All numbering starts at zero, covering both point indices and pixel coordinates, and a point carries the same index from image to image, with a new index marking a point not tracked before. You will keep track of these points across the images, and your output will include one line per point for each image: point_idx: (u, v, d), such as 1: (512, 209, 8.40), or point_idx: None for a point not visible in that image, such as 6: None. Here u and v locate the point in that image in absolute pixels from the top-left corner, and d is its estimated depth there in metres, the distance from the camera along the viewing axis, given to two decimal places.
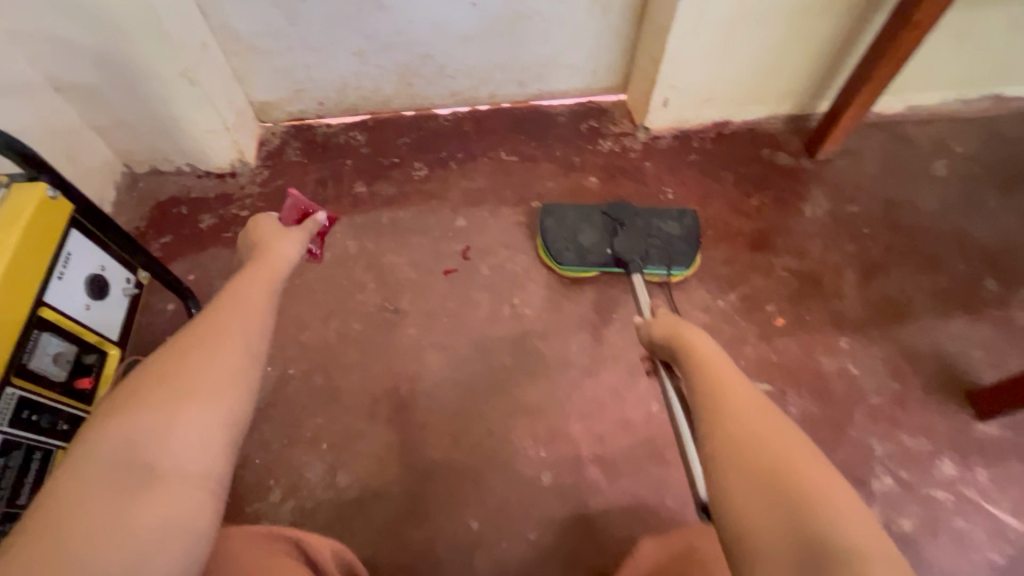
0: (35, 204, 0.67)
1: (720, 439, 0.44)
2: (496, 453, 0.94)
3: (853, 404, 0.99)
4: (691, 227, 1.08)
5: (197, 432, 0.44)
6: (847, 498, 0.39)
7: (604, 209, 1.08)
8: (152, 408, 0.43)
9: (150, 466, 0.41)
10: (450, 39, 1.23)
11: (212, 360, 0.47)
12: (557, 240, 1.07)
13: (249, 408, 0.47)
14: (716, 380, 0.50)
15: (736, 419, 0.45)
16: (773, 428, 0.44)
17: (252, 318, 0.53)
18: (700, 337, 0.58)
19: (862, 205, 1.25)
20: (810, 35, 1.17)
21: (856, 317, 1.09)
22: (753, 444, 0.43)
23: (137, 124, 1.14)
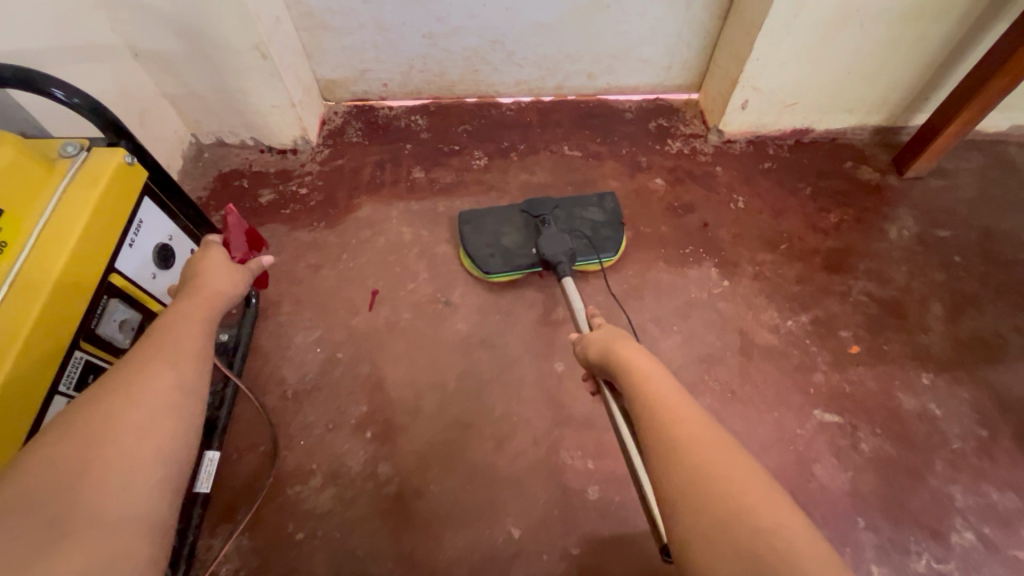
0: (114, 170, 0.66)
1: (660, 444, 0.49)
2: (542, 461, 0.91)
3: (934, 449, 0.91)
4: (613, 210, 1.08)
5: (121, 478, 0.45)
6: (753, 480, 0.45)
7: (522, 208, 1.05)
8: (70, 456, 0.44)
9: (70, 512, 0.42)
10: (522, 26, 1.18)
11: (133, 406, 0.49)
12: (481, 247, 1.03)
13: (175, 452, 0.50)
14: (653, 396, 0.54)
15: (672, 423, 0.50)
16: (727, 469, 0.45)
17: (177, 358, 0.56)
18: (633, 352, 0.62)
19: (955, 231, 1.15)
20: (917, 41, 1.07)
21: (941, 353, 1.00)
22: (689, 449, 0.47)
23: (207, 94, 1.15)
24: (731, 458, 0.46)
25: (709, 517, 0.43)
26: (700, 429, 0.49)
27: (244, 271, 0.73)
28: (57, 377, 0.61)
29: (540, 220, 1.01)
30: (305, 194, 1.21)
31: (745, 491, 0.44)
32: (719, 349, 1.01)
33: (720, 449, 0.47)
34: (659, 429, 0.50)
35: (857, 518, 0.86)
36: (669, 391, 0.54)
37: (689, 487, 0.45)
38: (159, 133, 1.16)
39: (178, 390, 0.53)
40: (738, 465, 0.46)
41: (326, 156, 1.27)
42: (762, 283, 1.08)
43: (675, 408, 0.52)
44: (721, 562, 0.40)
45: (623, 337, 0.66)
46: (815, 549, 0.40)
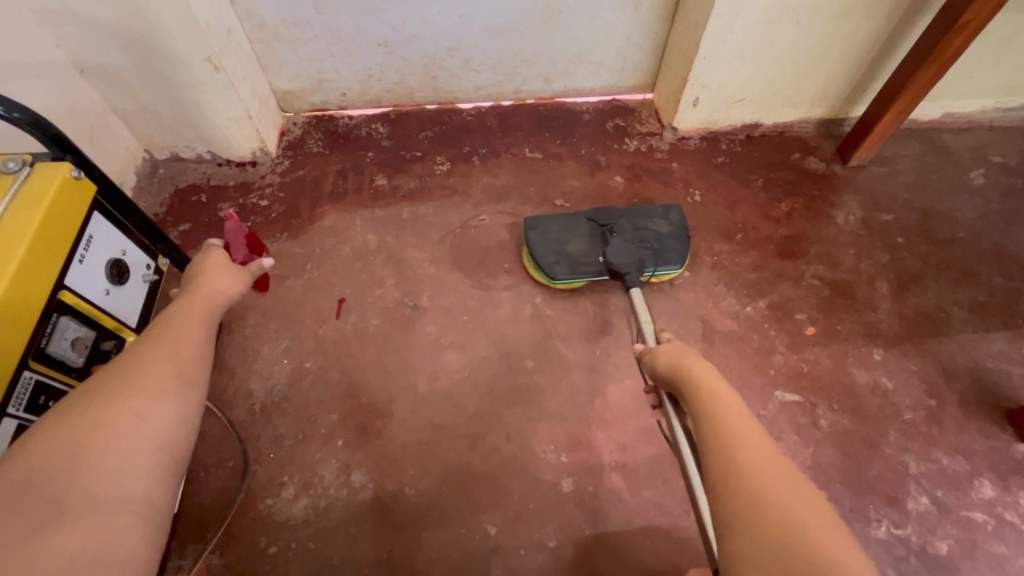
0: (59, 184, 0.65)
1: (729, 462, 0.50)
2: (517, 457, 0.92)
3: (887, 420, 0.96)
4: (678, 223, 1.08)
5: (121, 458, 0.44)
6: (829, 524, 0.43)
7: (589, 216, 1.06)
8: (68, 437, 0.44)
9: (70, 491, 0.41)
10: (477, 32, 1.21)
11: (133, 395, 0.49)
12: (546, 253, 1.03)
13: (176, 439, 0.49)
14: (726, 422, 0.55)
15: (743, 447, 0.51)
16: (800, 504, 0.45)
17: (178, 354, 0.56)
18: (709, 374, 0.63)
19: (897, 214, 1.21)
20: (849, 36, 1.14)
21: (890, 330, 1.06)
22: (757, 472, 0.48)
23: (161, 108, 1.13)
24: (798, 490, 0.47)
25: (767, 531, 0.42)
26: (778, 459, 0.50)
27: (246, 271, 0.77)
28: (6, 398, 0.58)
29: (608, 228, 1.03)
30: (265, 206, 1.20)
31: (810, 515, 0.44)
32: (683, 337, 1.04)
33: (794, 488, 0.46)
34: (727, 448, 0.51)
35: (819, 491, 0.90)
36: (743, 418, 0.55)
37: (749, 502, 0.45)
38: (110, 150, 1.14)
39: (179, 382, 0.53)
40: (806, 495, 0.46)
41: (286, 167, 1.26)
42: (721, 272, 1.12)
43: (744, 431, 0.53)
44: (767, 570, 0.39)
45: (700, 360, 0.67)
46: None
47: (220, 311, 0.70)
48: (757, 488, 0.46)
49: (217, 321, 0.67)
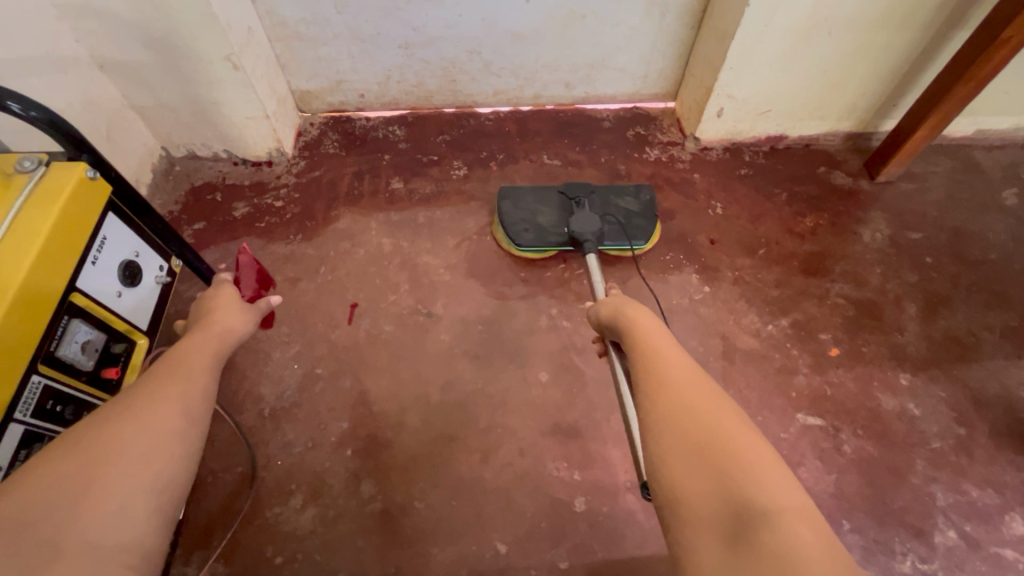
0: (73, 184, 0.63)
1: (650, 378, 0.54)
2: (529, 473, 0.89)
3: (914, 448, 0.93)
4: (648, 202, 1.10)
5: (120, 500, 0.43)
6: (737, 421, 0.48)
7: (560, 189, 1.09)
8: (68, 477, 0.43)
9: (57, 539, 0.39)
10: (499, 36, 1.19)
11: (138, 431, 0.48)
12: (517, 221, 1.07)
13: (177, 479, 0.48)
14: (651, 346, 0.59)
15: (663, 363, 0.56)
16: (708, 405, 0.49)
17: (187, 387, 0.55)
18: (639, 310, 0.68)
19: (926, 233, 1.17)
20: (882, 49, 1.10)
21: (918, 353, 1.02)
22: (675, 385, 0.52)
23: (179, 106, 1.12)
24: (713, 396, 0.51)
25: (681, 433, 0.47)
26: (698, 383, 0.52)
27: (252, 309, 0.75)
28: (13, 403, 0.57)
29: (575, 202, 1.05)
30: (280, 207, 1.19)
31: (730, 432, 0.46)
32: (702, 354, 1.01)
33: (705, 391, 0.51)
34: (649, 367, 0.56)
35: (842, 521, 0.87)
36: (665, 340, 0.60)
37: (666, 410, 0.50)
38: (127, 147, 1.13)
39: (185, 414, 0.52)
40: (729, 413, 0.48)
41: (302, 168, 1.25)
42: (743, 288, 1.09)
43: (668, 350, 0.58)
44: (682, 471, 0.45)
45: (639, 305, 0.69)
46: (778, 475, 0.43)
47: (232, 345, 0.69)
48: (673, 397, 0.51)
49: (228, 355, 0.67)
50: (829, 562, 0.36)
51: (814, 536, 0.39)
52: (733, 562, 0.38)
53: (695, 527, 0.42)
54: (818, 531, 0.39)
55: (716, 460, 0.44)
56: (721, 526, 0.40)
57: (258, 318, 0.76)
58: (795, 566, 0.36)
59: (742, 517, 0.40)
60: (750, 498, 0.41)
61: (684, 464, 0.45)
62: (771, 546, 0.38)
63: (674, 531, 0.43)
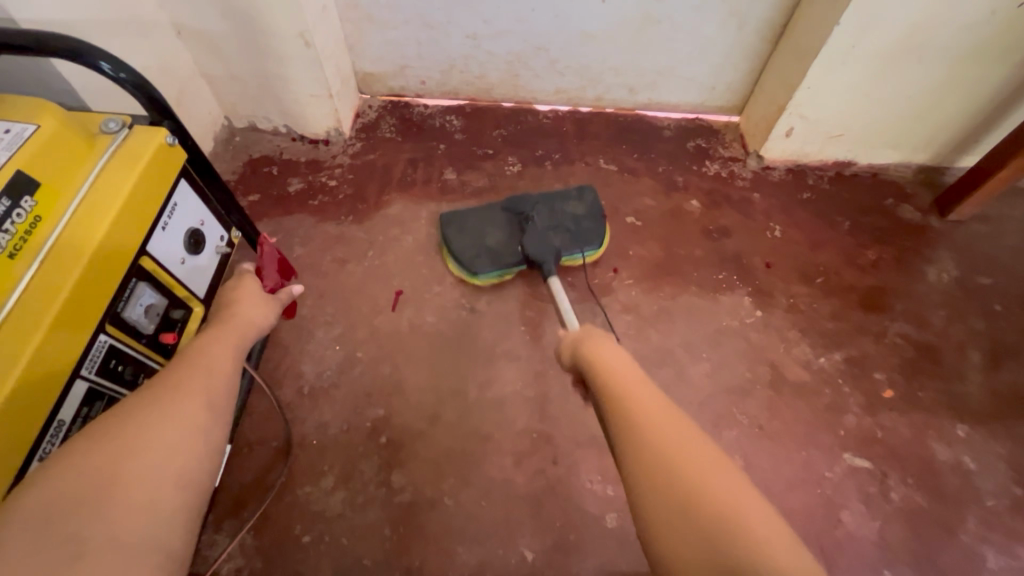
0: (154, 149, 0.64)
1: (625, 421, 0.51)
2: (561, 482, 0.88)
3: (967, 505, 0.88)
4: (593, 203, 1.07)
5: (148, 493, 0.43)
6: (717, 464, 0.45)
7: (503, 206, 1.04)
8: (95, 471, 0.43)
9: (82, 535, 0.39)
10: (569, 34, 1.16)
11: (163, 424, 0.48)
12: (466, 248, 1.01)
13: (201, 474, 0.48)
14: (620, 383, 0.56)
15: (635, 401, 0.53)
16: (690, 448, 0.46)
17: (209, 382, 0.55)
18: (604, 343, 0.65)
19: (997, 279, 1.11)
20: (972, 82, 1.05)
21: (978, 405, 0.97)
22: (651, 427, 0.49)
23: (247, 77, 1.13)
24: (694, 437, 0.48)
25: (668, 484, 0.44)
26: (676, 429, 0.49)
27: (274, 301, 0.77)
28: (80, 360, 0.58)
29: (522, 218, 1.00)
30: (334, 186, 1.20)
31: (710, 476, 0.44)
32: (749, 381, 0.98)
33: (679, 429, 0.49)
34: (620, 407, 0.53)
35: (884, 571, 0.83)
36: (637, 379, 0.57)
37: (645, 455, 0.47)
38: (193, 113, 1.15)
39: (209, 408, 0.52)
40: (706, 453, 0.46)
41: (358, 150, 1.25)
42: (796, 316, 1.05)
43: (641, 389, 0.55)
44: (673, 531, 0.41)
45: (603, 337, 0.66)
46: (768, 526, 0.40)
47: (253, 341, 0.69)
48: (653, 438, 0.48)
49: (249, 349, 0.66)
50: None
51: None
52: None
53: None
54: None
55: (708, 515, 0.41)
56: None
57: (280, 310, 0.77)
58: None
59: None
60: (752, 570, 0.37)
61: (671, 520, 0.42)
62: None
63: None
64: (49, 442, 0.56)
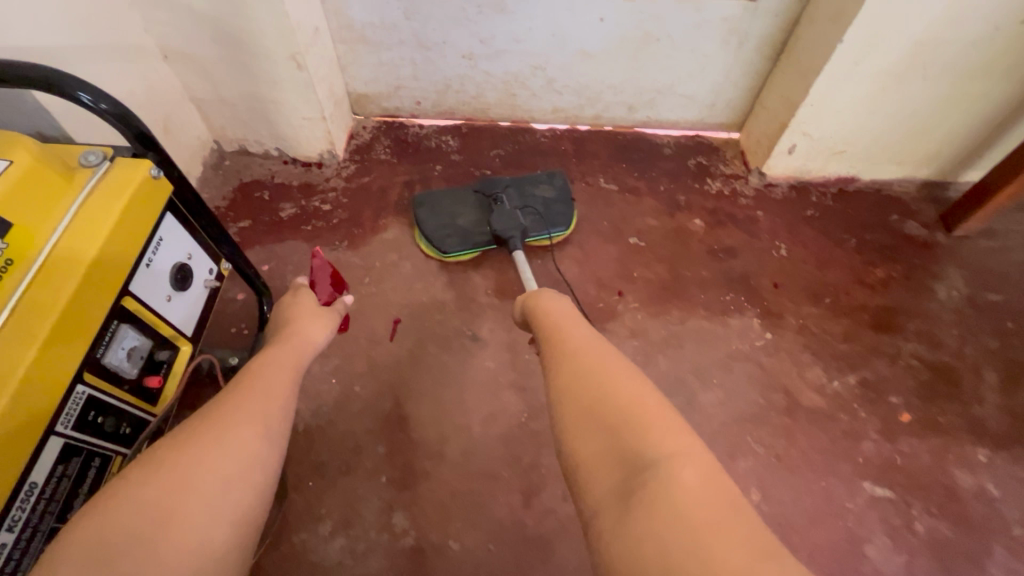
0: (137, 183, 0.60)
1: (555, 350, 0.57)
2: (572, 521, 0.84)
3: (994, 535, 0.85)
4: (563, 188, 1.10)
5: (200, 532, 0.41)
6: (624, 373, 0.51)
7: (475, 188, 1.07)
8: (151, 505, 0.41)
9: (135, 575, 0.38)
10: (567, 53, 1.15)
11: (218, 453, 0.46)
12: (438, 228, 1.05)
13: (253, 507, 0.46)
14: (554, 322, 0.63)
15: (564, 336, 0.59)
16: (603, 365, 0.53)
17: (264, 404, 0.53)
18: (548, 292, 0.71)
19: (1007, 296, 1.09)
20: (976, 98, 1.04)
21: (998, 428, 0.94)
22: (574, 352, 0.56)
23: (237, 101, 1.10)
24: (611, 358, 0.54)
25: (580, 392, 0.50)
26: (593, 353, 0.55)
27: (330, 315, 0.75)
28: (55, 415, 0.53)
29: (492, 198, 1.04)
30: (328, 211, 1.16)
31: (619, 386, 0.49)
32: (763, 408, 0.95)
33: (597, 352, 0.55)
34: (553, 342, 0.59)
35: None
36: (568, 318, 0.63)
37: (567, 373, 0.53)
38: (181, 138, 1.11)
39: (263, 436, 0.50)
40: (617, 368, 0.52)
41: (352, 172, 1.22)
42: (807, 338, 1.02)
43: (571, 325, 0.62)
44: (580, 426, 0.48)
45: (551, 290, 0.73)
46: (661, 418, 0.46)
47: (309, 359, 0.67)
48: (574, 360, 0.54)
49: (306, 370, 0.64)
50: (708, 498, 0.40)
51: (697, 475, 0.42)
52: (627, 514, 0.40)
53: (593, 473, 0.44)
54: (703, 469, 0.42)
55: (610, 413, 0.47)
56: (615, 477, 0.43)
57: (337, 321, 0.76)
58: (675, 500, 0.39)
59: (632, 465, 0.43)
60: (637, 450, 0.43)
61: (579, 416, 0.48)
62: (657, 490, 0.40)
63: (577, 487, 0.46)
64: (19, 509, 0.51)
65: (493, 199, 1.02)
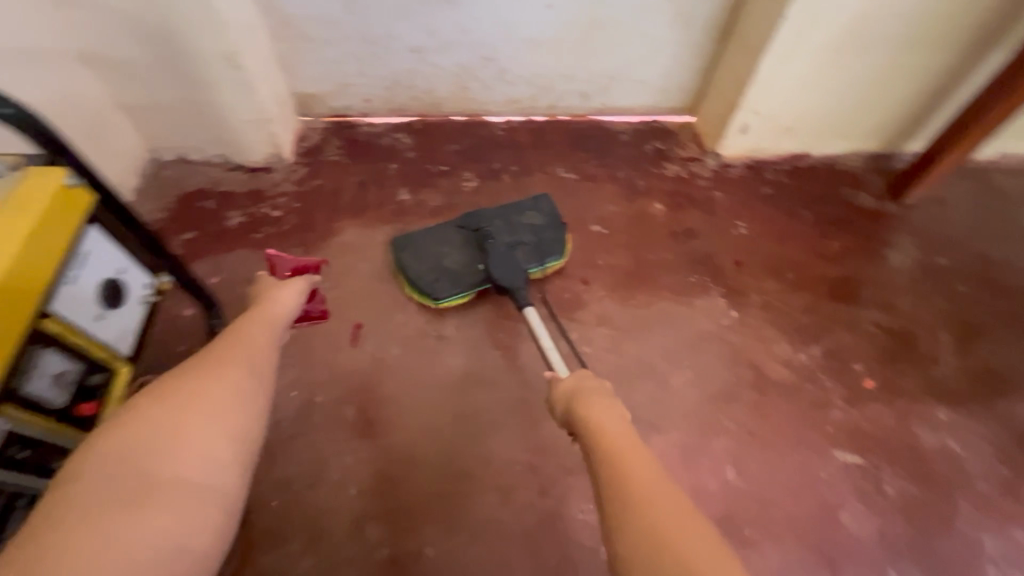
0: (50, 192, 0.55)
1: (608, 474, 0.52)
2: (551, 516, 0.82)
3: (958, 490, 0.87)
4: (551, 211, 1.01)
5: (199, 449, 0.47)
6: (691, 524, 0.46)
7: (459, 223, 0.98)
8: (158, 424, 0.47)
9: (150, 481, 0.44)
10: (516, 42, 1.13)
11: (214, 385, 0.52)
12: (423, 272, 0.95)
13: (252, 429, 0.52)
14: (600, 428, 0.57)
15: (616, 453, 0.53)
16: (667, 508, 0.47)
17: (253, 349, 0.58)
18: (587, 378, 0.65)
19: (955, 259, 1.13)
20: (914, 67, 1.07)
21: (955, 387, 0.97)
22: (631, 481, 0.50)
23: (172, 105, 1.04)
24: (673, 497, 0.48)
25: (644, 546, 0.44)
26: (654, 489, 0.49)
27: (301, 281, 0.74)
28: None
29: (480, 236, 0.94)
30: (278, 217, 1.11)
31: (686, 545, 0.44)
32: (733, 385, 0.95)
33: (657, 486, 0.49)
34: (604, 459, 0.53)
35: (888, 570, 0.81)
36: (617, 424, 0.57)
37: (627, 513, 0.47)
38: (113, 149, 1.04)
39: (253, 374, 0.55)
40: (683, 515, 0.46)
41: (302, 176, 1.17)
42: (771, 314, 1.03)
43: (621, 436, 0.55)
44: None
45: (587, 371, 0.67)
46: None
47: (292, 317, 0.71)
48: (633, 494, 0.48)
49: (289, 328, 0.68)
50: None
51: None
52: None
53: None
54: None
55: None
56: None
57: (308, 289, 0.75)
58: None
59: None
60: None
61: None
62: None
63: None
64: None
65: (482, 237, 0.93)
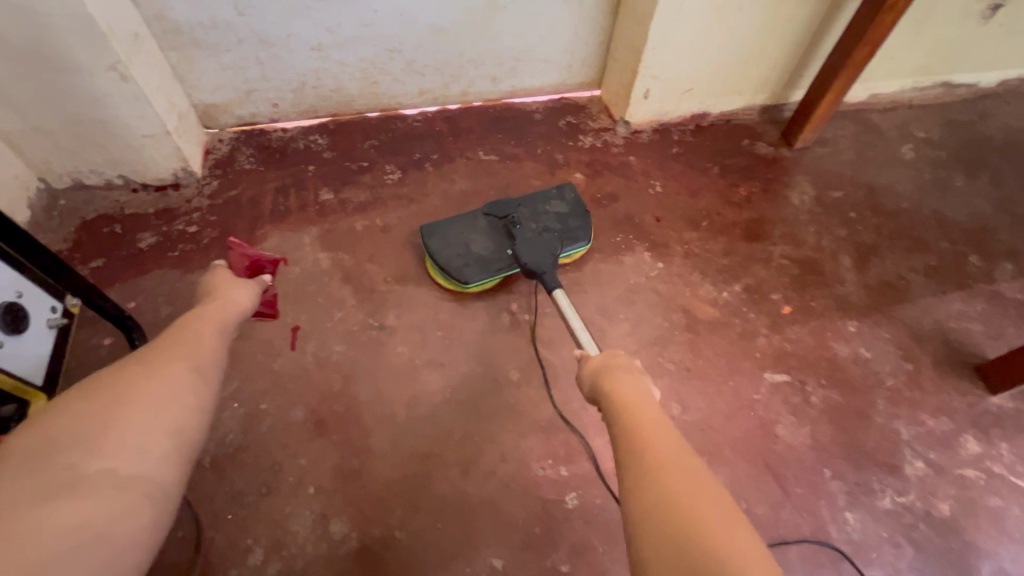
0: None
1: (635, 459, 0.48)
2: (514, 478, 0.84)
3: (873, 390, 0.97)
4: (574, 200, 1.04)
5: (134, 439, 0.44)
6: (724, 518, 0.40)
7: (485, 211, 0.99)
8: (91, 414, 0.44)
9: (76, 469, 0.40)
10: (419, 31, 1.14)
11: (154, 379, 0.49)
12: (450, 257, 0.95)
13: (190, 423, 0.49)
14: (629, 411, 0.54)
15: (646, 438, 0.50)
16: (702, 500, 0.42)
17: (196, 350, 0.56)
18: (620, 363, 0.63)
19: (846, 191, 1.25)
20: (785, 22, 1.17)
21: (859, 301, 1.08)
22: (660, 466, 0.46)
23: (57, 127, 0.97)
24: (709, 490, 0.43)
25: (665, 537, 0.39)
26: (685, 477, 0.44)
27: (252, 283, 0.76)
28: None
29: (509, 221, 0.96)
30: (195, 232, 1.06)
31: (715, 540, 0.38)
32: (667, 329, 1.01)
33: (690, 475, 0.44)
34: (632, 445, 0.49)
35: (823, 470, 0.89)
36: (649, 408, 0.55)
37: (654, 499, 0.42)
38: None
39: (194, 371, 0.53)
40: (717, 508, 0.41)
41: (215, 188, 1.13)
42: (694, 261, 1.10)
43: (652, 423, 0.52)
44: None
45: (620, 356, 0.66)
46: None
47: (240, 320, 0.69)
48: (662, 483, 0.44)
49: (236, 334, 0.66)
50: None
51: None
52: None
53: None
54: None
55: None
56: None
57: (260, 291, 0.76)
58: None
59: None
60: None
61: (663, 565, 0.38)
62: None
63: None
64: None
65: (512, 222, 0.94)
